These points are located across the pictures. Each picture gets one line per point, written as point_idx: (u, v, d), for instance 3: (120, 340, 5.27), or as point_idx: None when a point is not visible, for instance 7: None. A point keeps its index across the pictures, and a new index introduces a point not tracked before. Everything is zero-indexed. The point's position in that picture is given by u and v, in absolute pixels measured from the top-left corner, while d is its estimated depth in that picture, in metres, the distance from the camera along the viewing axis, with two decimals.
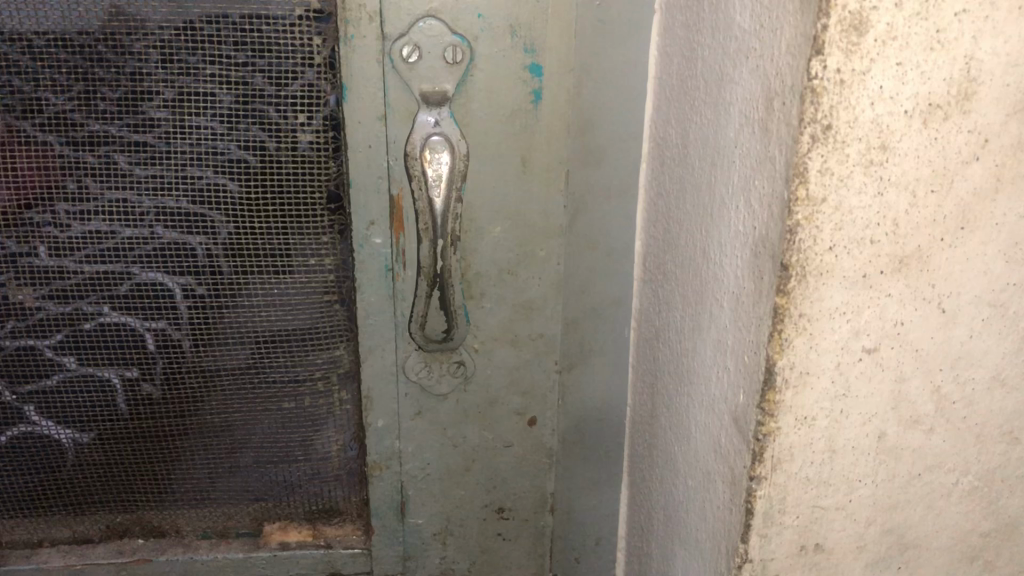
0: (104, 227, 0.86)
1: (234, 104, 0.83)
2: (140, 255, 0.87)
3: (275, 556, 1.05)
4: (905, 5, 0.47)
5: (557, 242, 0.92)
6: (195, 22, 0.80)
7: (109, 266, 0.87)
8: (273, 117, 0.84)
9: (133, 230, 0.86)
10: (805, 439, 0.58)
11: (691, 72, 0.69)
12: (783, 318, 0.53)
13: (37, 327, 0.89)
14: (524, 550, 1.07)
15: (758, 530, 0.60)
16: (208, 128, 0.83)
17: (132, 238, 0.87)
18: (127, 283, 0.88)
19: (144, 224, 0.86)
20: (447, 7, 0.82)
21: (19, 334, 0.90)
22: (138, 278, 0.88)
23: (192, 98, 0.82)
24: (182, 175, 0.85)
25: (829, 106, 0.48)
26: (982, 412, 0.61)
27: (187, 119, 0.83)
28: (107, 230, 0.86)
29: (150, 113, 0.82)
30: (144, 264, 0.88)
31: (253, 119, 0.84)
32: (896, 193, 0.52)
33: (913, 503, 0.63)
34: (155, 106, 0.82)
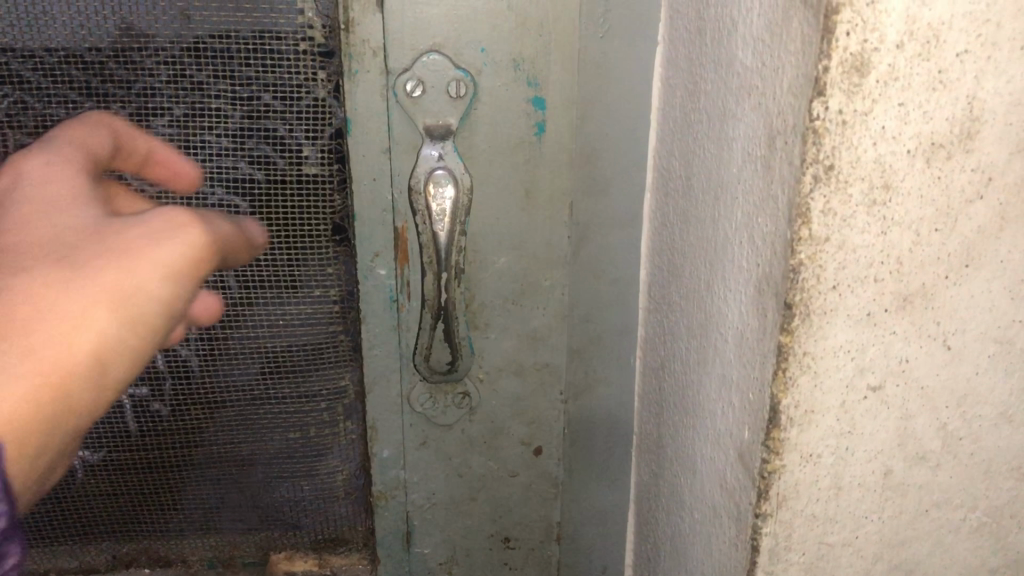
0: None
1: (242, 121, 0.84)
2: None
3: None
4: (906, 46, 0.47)
5: (562, 272, 0.91)
6: (203, 40, 0.80)
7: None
8: (281, 135, 0.85)
9: None
10: (811, 476, 0.58)
11: (693, 105, 0.70)
12: (787, 356, 0.53)
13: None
14: None
15: (764, 567, 0.60)
16: (216, 144, 0.84)
17: None
18: None
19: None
20: (450, 42, 0.81)
21: None
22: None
23: (201, 115, 0.83)
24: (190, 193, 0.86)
25: (831, 146, 0.48)
26: (989, 448, 0.61)
27: (195, 136, 0.84)
28: None
29: (159, 131, 0.83)
30: None
31: (260, 136, 0.85)
32: (899, 232, 0.52)
33: (920, 539, 0.63)
34: (164, 124, 0.83)
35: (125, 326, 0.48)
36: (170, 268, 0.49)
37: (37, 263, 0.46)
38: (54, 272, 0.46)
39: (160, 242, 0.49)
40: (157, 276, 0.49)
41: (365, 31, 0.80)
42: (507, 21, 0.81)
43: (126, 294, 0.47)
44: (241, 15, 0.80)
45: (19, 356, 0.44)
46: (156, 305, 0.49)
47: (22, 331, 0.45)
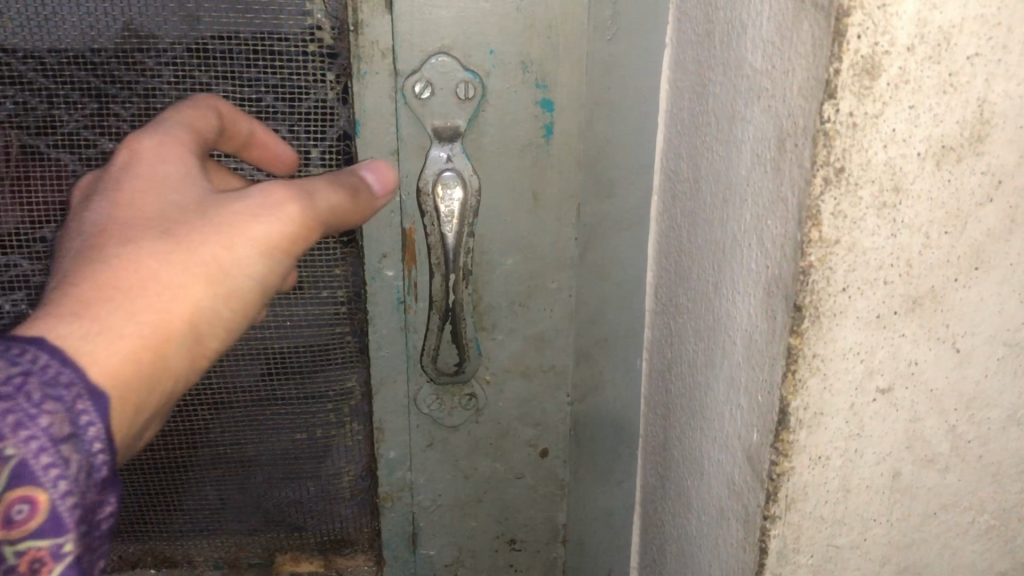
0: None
1: None
2: None
3: None
4: (917, 49, 0.47)
5: (569, 274, 0.92)
6: (206, 40, 0.80)
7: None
8: (285, 136, 0.84)
9: None
10: (819, 478, 0.58)
11: (702, 108, 0.70)
12: (796, 358, 0.53)
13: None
14: None
15: (773, 570, 0.60)
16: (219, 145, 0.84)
17: None
18: None
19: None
20: (459, 44, 0.82)
21: None
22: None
23: None
24: None
25: (842, 149, 0.48)
26: (997, 450, 0.61)
27: None
28: None
29: None
30: None
31: None
32: (909, 234, 0.52)
33: (928, 541, 0.63)
34: None
35: (225, 301, 0.54)
36: (264, 242, 0.55)
37: (158, 232, 0.52)
38: (170, 243, 0.52)
39: (255, 221, 0.55)
40: (252, 252, 0.55)
41: (374, 32, 0.81)
42: (515, 23, 0.81)
43: (225, 270, 0.54)
44: (244, 17, 0.80)
45: (132, 319, 0.49)
46: (254, 281, 0.56)
47: (138, 294, 0.50)
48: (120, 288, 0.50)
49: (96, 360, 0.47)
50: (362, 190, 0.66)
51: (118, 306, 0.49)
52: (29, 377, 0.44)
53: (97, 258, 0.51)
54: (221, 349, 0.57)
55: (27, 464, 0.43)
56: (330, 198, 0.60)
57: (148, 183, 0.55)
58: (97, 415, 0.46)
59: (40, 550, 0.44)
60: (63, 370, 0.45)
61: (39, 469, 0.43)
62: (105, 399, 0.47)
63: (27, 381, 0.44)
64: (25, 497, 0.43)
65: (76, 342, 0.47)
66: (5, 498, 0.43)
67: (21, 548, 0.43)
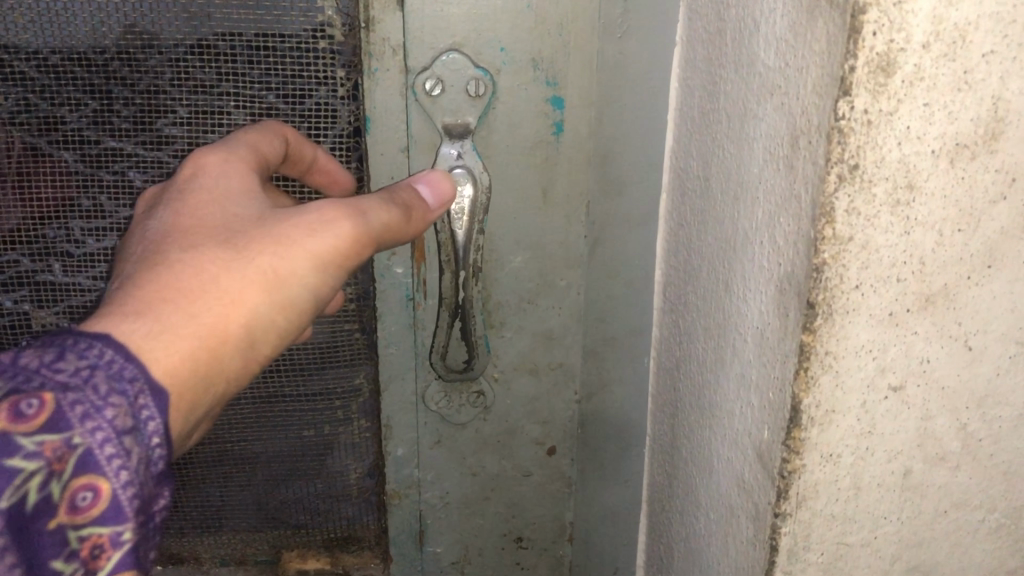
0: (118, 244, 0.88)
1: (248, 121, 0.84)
2: None
3: None
4: (932, 47, 0.47)
5: (578, 272, 0.92)
6: (209, 40, 0.81)
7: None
8: None
9: None
10: (831, 475, 0.58)
11: (712, 106, 0.70)
12: (809, 355, 0.53)
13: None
14: None
15: (783, 567, 0.60)
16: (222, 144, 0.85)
17: None
18: None
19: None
20: (470, 41, 0.81)
21: None
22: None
23: (206, 114, 0.83)
24: None
25: (856, 146, 0.48)
26: (1008, 449, 0.61)
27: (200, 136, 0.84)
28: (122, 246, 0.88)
29: (165, 130, 0.84)
30: None
31: None
32: (922, 232, 0.52)
33: (938, 540, 0.63)
34: (169, 123, 0.84)
35: (278, 308, 0.57)
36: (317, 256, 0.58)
37: (218, 241, 0.55)
38: (228, 251, 0.55)
39: (309, 234, 0.58)
40: (305, 263, 0.57)
41: (385, 30, 0.80)
42: (526, 20, 0.81)
43: (280, 278, 0.56)
44: (248, 17, 0.80)
45: (191, 320, 0.52)
46: (307, 291, 0.58)
47: (196, 297, 0.53)
48: (181, 289, 0.52)
49: (159, 358, 0.49)
50: (416, 204, 0.69)
51: (180, 306, 0.52)
52: (96, 370, 0.46)
53: (159, 261, 0.53)
54: (271, 357, 0.59)
55: (92, 452, 0.45)
56: (383, 214, 0.63)
57: (208, 199, 0.58)
58: (157, 412, 0.48)
59: (100, 537, 0.45)
60: (128, 365, 0.47)
61: (104, 457, 0.45)
62: (167, 395, 0.49)
63: (94, 374, 0.46)
64: (88, 484, 0.44)
65: (139, 338, 0.49)
66: (71, 484, 0.44)
67: (86, 533, 0.45)
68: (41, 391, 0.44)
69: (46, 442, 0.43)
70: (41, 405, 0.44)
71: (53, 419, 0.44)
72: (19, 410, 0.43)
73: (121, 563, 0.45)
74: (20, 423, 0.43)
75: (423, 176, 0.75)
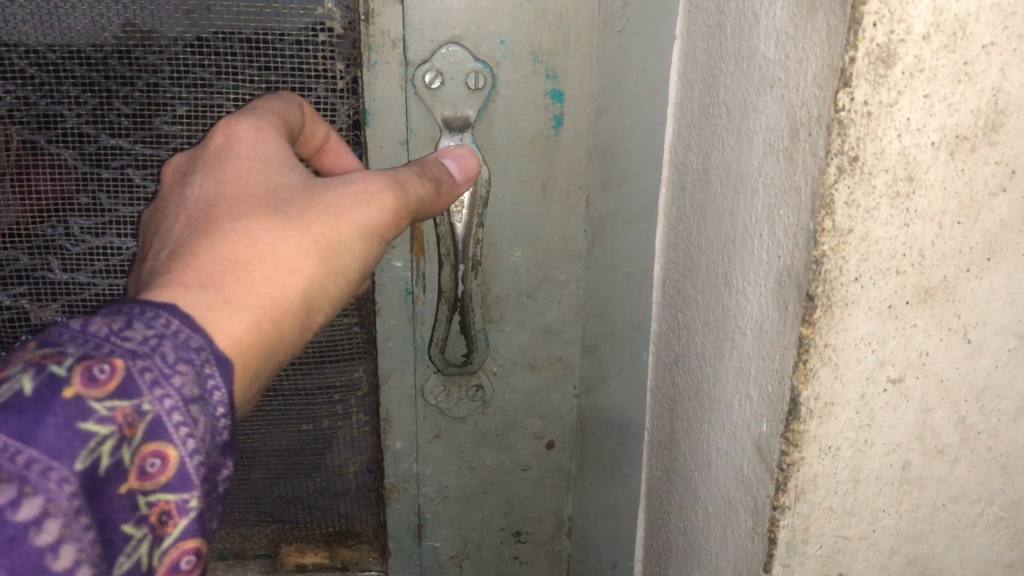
0: (116, 240, 0.88)
1: None
2: None
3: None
4: (933, 38, 0.47)
5: (577, 265, 0.91)
6: (208, 36, 0.81)
7: (120, 280, 0.89)
8: None
9: None
10: (829, 468, 0.58)
11: (712, 99, 0.70)
12: (807, 348, 0.53)
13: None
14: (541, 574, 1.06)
15: (781, 560, 0.60)
16: None
17: None
18: None
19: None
20: (470, 34, 0.81)
21: None
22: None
23: (205, 111, 0.83)
24: None
25: (857, 137, 0.48)
26: (1007, 442, 0.61)
27: (199, 133, 0.84)
28: (120, 244, 0.88)
29: (163, 128, 0.83)
30: None
31: None
32: (922, 224, 0.52)
33: (936, 532, 0.63)
34: (168, 121, 0.83)
35: (333, 277, 0.58)
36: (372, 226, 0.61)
37: (268, 211, 0.57)
38: (280, 221, 0.57)
39: (360, 204, 0.60)
40: (355, 233, 0.59)
41: (384, 22, 0.80)
42: (526, 13, 0.81)
43: (330, 247, 0.58)
44: (247, 14, 0.80)
45: (252, 290, 0.53)
46: (359, 259, 0.60)
47: (253, 268, 0.54)
48: (240, 259, 0.54)
49: (222, 327, 0.50)
50: (446, 179, 0.73)
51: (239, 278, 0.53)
52: (164, 340, 0.47)
53: (212, 232, 0.55)
54: (324, 323, 0.60)
55: (160, 419, 0.46)
56: (420, 186, 0.67)
57: (254, 166, 0.60)
58: (222, 381, 0.49)
59: (167, 503, 0.46)
60: (194, 334, 0.48)
61: (171, 424, 0.46)
62: (231, 365, 0.50)
63: (162, 343, 0.47)
64: (156, 451, 0.46)
65: (200, 309, 0.50)
66: (141, 449, 0.45)
67: (154, 498, 0.46)
68: (113, 357, 0.45)
69: (118, 407, 0.44)
70: (113, 371, 0.45)
71: (124, 385, 0.45)
72: (93, 374, 0.44)
73: (186, 528, 0.46)
74: (93, 389, 0.44)
75: (447, 152, 0.79)
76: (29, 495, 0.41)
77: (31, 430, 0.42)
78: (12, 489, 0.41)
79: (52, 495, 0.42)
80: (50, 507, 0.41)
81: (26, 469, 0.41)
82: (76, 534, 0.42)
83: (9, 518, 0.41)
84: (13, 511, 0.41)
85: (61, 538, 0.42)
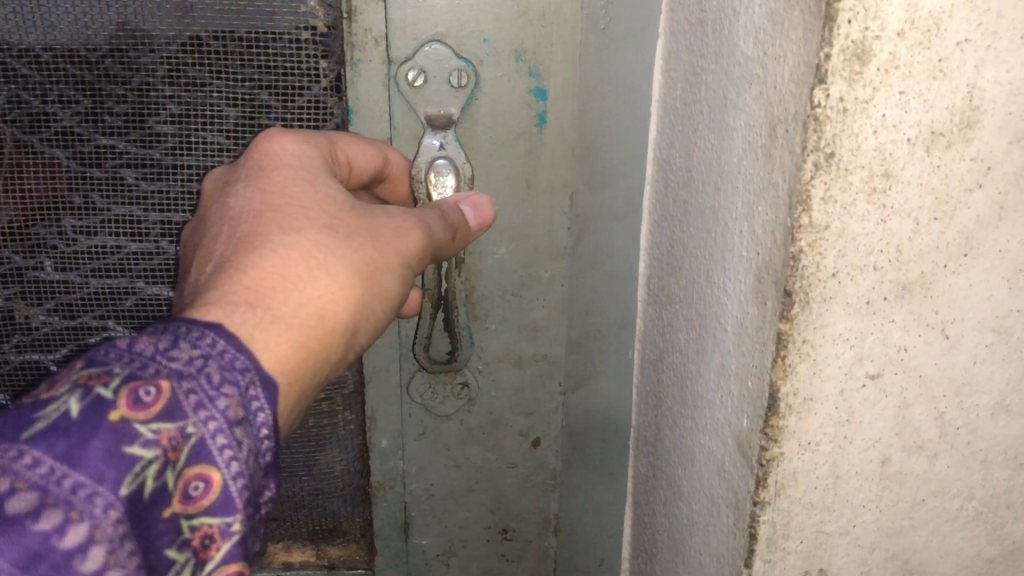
0: (109, 241, 0.87)
1: (240, 118, 0.84)
2: (145, 269, 0.89)
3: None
4: (907, 34, 0.48)
5: (562, 263, 0.91)
6: (202, 35, 0.80)
7: (111, 281, 0.89)
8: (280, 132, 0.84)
9: (139, 244, 0.88)
10: (809, 464, 0.58)
11: (694, 96, 0.69)
12: (786, 344, 0.53)
13: (42, 341, 0.91)
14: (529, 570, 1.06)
15: (762, 556, 0.60)
16: (215, 141, 0.84)
17: (138, 252, 0.88)
18: (131, 298, 0.90)
19: (150, 239, 0.88)
20: (452, 32, 0.81)
21: (23, 348, 0.92)
22: (143, 293, 0.90)
23: (199, 112, 0.83)
24: (187, 190, 0.86)
25: (832, 134, 0.49)
26: (986, 436, 0.60)
27: (192, 133, 0.83)
28: (113, 245, 0.88)
29: (156, 128, 0.83)
30: (148, 279, 0.89)
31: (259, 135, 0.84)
32: (899, 220, 0.52)
33: (917, 529, 0.62)
34: (162, 121, 0.83)
35: (377, 298, 0.59)
36: (403, 254, 0.62)
37: (315, 228, 0.57)
38: (327, 239, 0.57)
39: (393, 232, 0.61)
40: (394, 258, 0.60)
41: (367, 20, 0.80)
42: (509, 11, 0.81)
43: (375, 268, 0.59)
44: (238, 13, 0.80)
45: (301, 307, 0.53)
46: (397, 283, 0.61)
47: (302, 285, 0.54)
48: (293, 274, 0.54)
49: (269, 348, 0.50)
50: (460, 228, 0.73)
51: (288, 295, 0.53)
52: (209, 360, 0.46)
53: (261, 246, 0.55)
54: (363, 347, 0.60)
55: (204, 442, 0.44)
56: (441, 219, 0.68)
57: (297, 184, 0.60)
58: (267, 402, 0.48)
59: (210, 527, 0.45)
60: (240, 355, 0.48)
61: (215, 448, 0.45)
62: (276, 386, 0.49)
63: (207, 364, 0.46)
64: (200, 474, 0.44)
65: (249, 328, 0.49)
66: (185, 472, 0.44)
67: (197, 523, 0.44)
68: (158, 378, 0.44)
69: (163, 430, 0.43)
70: (158, 393, 0.43)
71: (169, 407, 0.44)
72: (138, 397, 0.43)
73: (229, 554, 0.45)
74: (139, 412, 0.43)
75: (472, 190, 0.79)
76: (74, 520, 0.40)
77: (77, 454, 0.40)
78: (57, 514, 0.40)
79: (97, 521, 0.40)
80: (95, 533, 0.40)
81: (72, 494, 0.40)
82: (122, 561, 0.41)
83: (55, 544, 0.39)
84: (58, 536, 0.39)
85: (106, 566, 0.40)
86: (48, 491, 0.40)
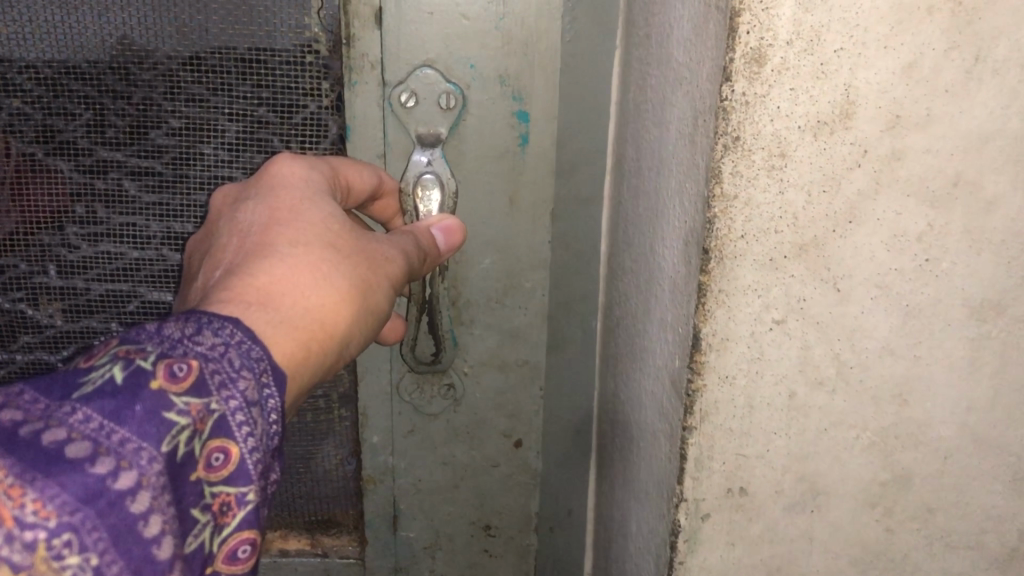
0: (111, 248, 1.00)
1: (240, 134, 0.96)
2: (147, 275, 1.02)
3: (275, 562, 1.18)
4: (795, 43, 0.61)
5: (542, 273, 1.03)
6: (201, 54, 0.93)
7: (116, 286, 1.02)
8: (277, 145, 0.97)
9: (140, 251, 1.01)
10: (728, 394, 0.71)
11: (643, 97, 0.82)
12: (706, 292, 0.67)
13: (51, 341, 1.04)
14: (510, 565, 1.18)
15: (691, 474, 0.73)
16: (215, 155, 0.97)
17: (140, 259, 1.01)
18: (134, 301, 1.03)
19: (152, 247, 1.00)
20: (441, 58, 0.94)
21: (33, 348, 1.05)
22: (144, 297, 1.03)
23: (198, 126, 0.95)
24: (189, 203, 0.98)
25: (737, 121, 0.62)
26: (876, 375, 0.73)
27: (193, 147, 0.96)
28: (117, 252, 1.00)
29: (158, 141, 0.96)
30: (150, 284, 1.02)
31: (258, 150, 0.97)
32: (795, 192, 0.65)
33: (821, 454, 0.75)
34: (163, 134, 0.95)
35: (364, 315, 0.68)
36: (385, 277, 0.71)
37: (319, 245, 0.66)
38: (329, 256, 0.66)
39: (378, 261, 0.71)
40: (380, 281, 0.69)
41: (363, 47, 0.92)
42: (494, 41, 0.93)
43: (366, 288, 0.68)
44: (245, 32, 0.92)
45: (306, 312, 0.61)
46: (379, 304, 0.70)
47: (308, 293, 0.62)
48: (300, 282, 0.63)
49: (278, 343, 0.58)
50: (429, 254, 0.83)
51: (296, 300, 0.61)
52: (229, 348, 0.52)
53: (272, 257, 0.63)
54: (348, 359, 0.68)
55: (227, 418, 0.50)
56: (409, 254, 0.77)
57: (302, 207, 0.69)
58: (275, 390, 0.55)
59: (228, 495, 0.51)
60: (254, 346, 0.54)
61: (235, 424, 0.51)
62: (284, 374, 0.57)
63: (228, 350, 0.52)
64: (221, 446, 0.50)
65: (263, 325, 0.58)
66: (209, 442, 0.50)
67: (217, 490, 0.50)
68: (188, 358, 0.50)
69: (193, 403, 0.49)
70: (189, 370, 0.50)
71: (198, 383, 0.50)
72: (172, 372, 0.49)
73: (244, 520, 0.51)
74: (173, 383, 0.49)
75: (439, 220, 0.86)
76: (125, 467, 0.45)
77: (123, 413, 0.46)
78: (109, 461, 0.44)
79: (144, 470, 0.45)
80: (143, 479, 0.45)
81: (120, 446, 0.45)
82: (162, 507, 0.46)
83: (109, 485, 0.44)
84: (112, 479, 0.44)
85: (150, 509, 0.45)
86: (100, 441, 0.44)
